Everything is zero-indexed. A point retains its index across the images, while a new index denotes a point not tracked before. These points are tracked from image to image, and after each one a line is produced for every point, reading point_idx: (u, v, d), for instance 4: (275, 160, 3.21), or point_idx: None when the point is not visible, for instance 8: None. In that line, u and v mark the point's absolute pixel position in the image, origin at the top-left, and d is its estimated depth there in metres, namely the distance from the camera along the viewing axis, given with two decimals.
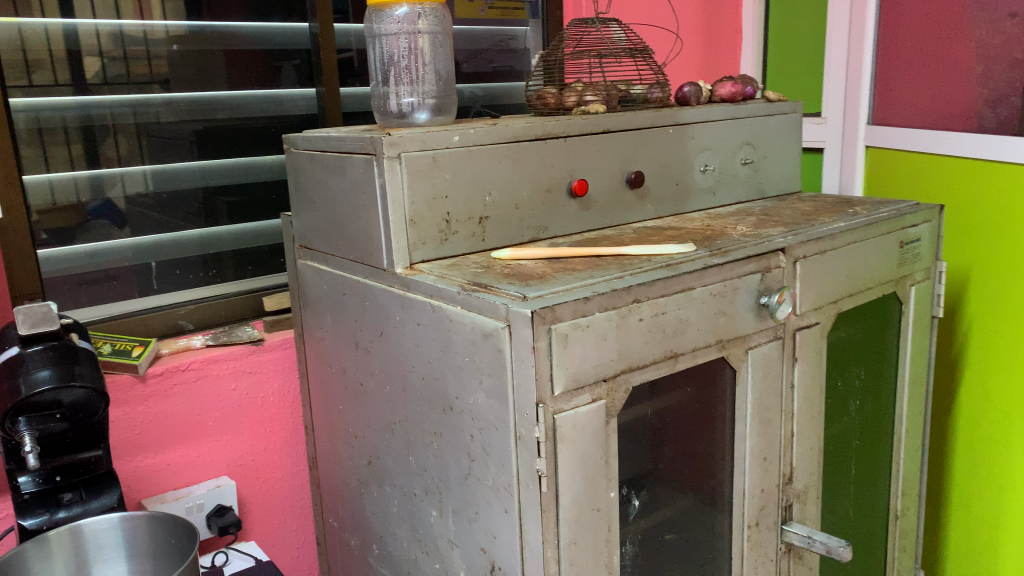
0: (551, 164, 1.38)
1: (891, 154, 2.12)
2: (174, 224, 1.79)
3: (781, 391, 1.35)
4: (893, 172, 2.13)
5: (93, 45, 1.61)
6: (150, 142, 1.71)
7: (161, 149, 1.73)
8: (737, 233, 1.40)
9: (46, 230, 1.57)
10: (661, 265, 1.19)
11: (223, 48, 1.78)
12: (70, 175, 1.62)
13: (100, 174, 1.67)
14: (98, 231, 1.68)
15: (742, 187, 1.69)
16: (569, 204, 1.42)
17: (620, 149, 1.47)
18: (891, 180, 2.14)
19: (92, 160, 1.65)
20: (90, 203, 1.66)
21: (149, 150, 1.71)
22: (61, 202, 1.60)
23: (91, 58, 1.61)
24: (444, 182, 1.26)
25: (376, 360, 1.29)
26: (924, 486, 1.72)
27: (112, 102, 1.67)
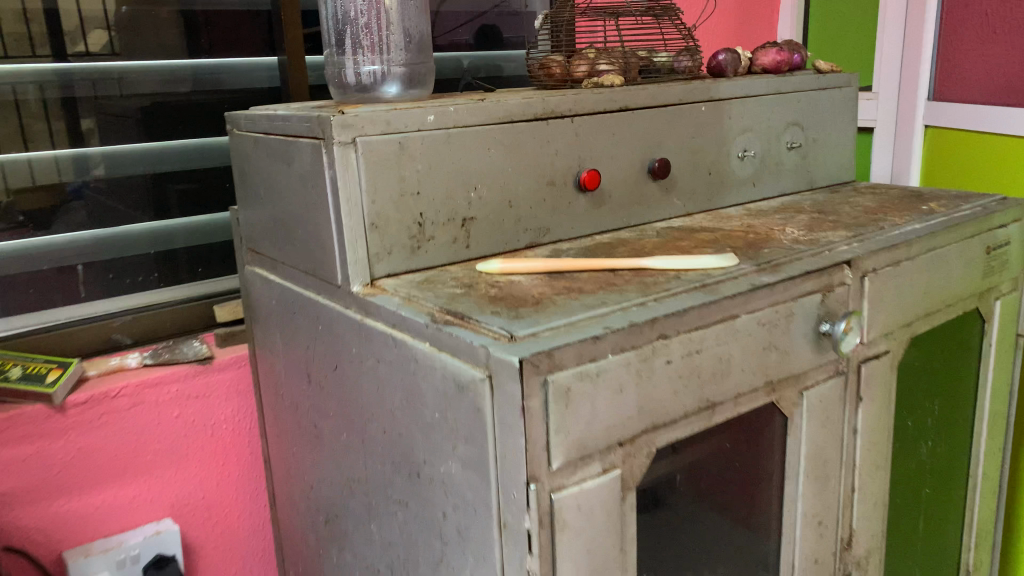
0: (556, 151, 1.10)
1: (960, 135, 1.82)
2: (122, 213, 1.46)
3: (842, 440, 1.07)
4: (963, 155, 1.83)
5: (72, 8, 1.34)
6: (98, 123, 1.41)
7: (109, 133, 1.42)
8: (789, 237, 1.11)
9: (23, 213, 1.36)
10: (695, 284, 0.91)
11: (203, 8, 1.49)
12: (51, 153, 1.37)
13: (87, 153, 1.41)
14: (70, 220, 1.40)
15: (788, 177, 1.41)
16: (577, 201, 1.14)
17: (642, 131, 1.19)
18: (957, 166, 1.84)
19: (76, 138, 1.39)
20: (72, 183, 1.40)
21: (97, 133, 1.41)
22: (42, 182, 1.37)
23: (67, 16, 1.34)
24: (417, 176, 0.99)
25: (332, 401, 1.03)
26: (1000, 533, 1.45)
27: (92, 73, 1.40)
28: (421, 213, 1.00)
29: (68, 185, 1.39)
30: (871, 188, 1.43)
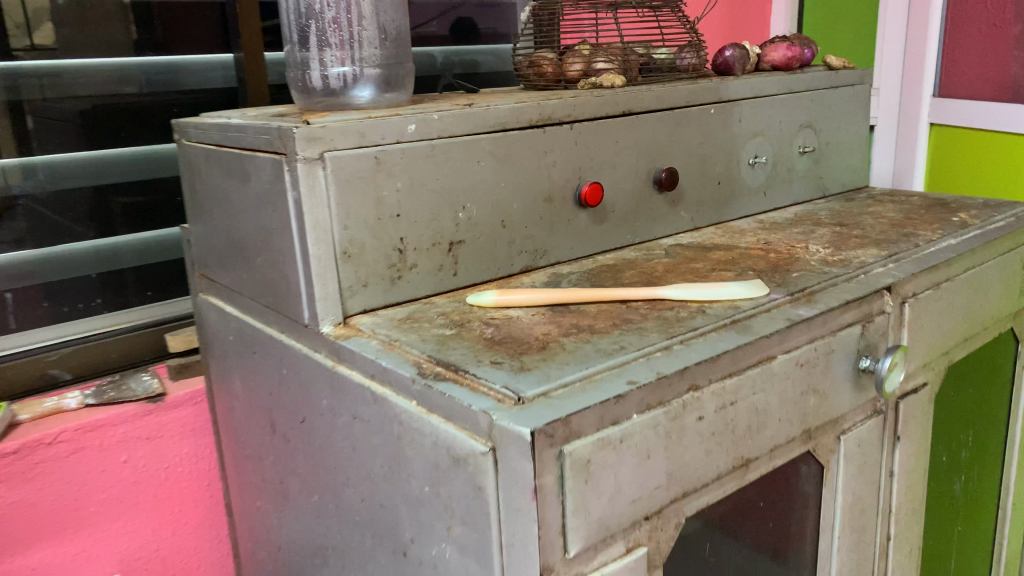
0: (554, 163, 0.97)
1: (968, 136, 1.72)
2: (66, 229, 1.31)
3: (879, 485, 0.95)
4: (973, 155, 1.72)
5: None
6: (34, 127, 1.24)
7: (50, 139, 1.25)
8: (816, 257, 0.99)
9: None
10: (722, 321, 0.79)
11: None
12: None
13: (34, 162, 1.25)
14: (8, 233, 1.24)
15: (800, 185, 1.29)
16: (577, 218, 1.01)
17: (647, 138, 1.06)
18: (968, 166, 1.73)
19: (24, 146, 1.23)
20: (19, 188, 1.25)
21: (34, 139, 1.24)
22: None
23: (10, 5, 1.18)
24: (396, 196, 0.85)
25: (301, 457, 0.89)
26: None
27: (40, 71, 1.24)
28: (401, 238, 0.86)
29: (12, 190, 1.24)
30: (888, 196, 1.31)
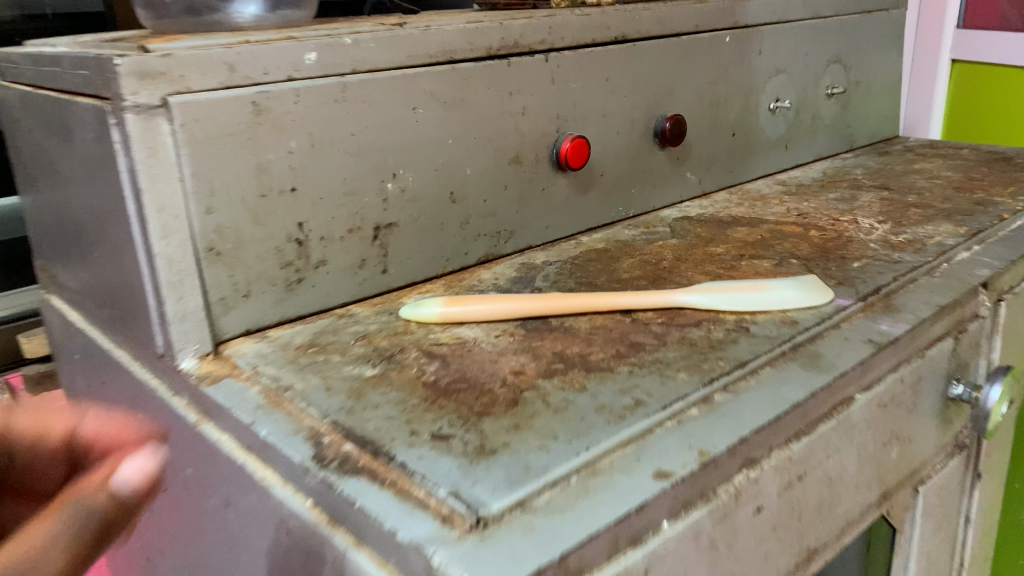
0: (522, 110, 0.70)
1: (997, 74, 1.46)
2: None
3: (954, 539, 0.72)
4: (1000, 99, 1.47)
5: None
6: None
7: None
8: (873, 237, 0.74)
9: None
10: (777, 348, 0.53)
11: None
12: None
13: None
14: None
15: (826, 136, 1.03)
16: (554, 186, 0.74)
17: (645, 76, 0.79)
18: (993, 112, 1.49)
19: None
20: None
21: None
22: None
23: None
24: (289, 161, 0.57)
25: (167, 538, 0.62)
26: None
27: None
28: (300, 223, 0.58)
29: None
30: (931, 149, 1.06)
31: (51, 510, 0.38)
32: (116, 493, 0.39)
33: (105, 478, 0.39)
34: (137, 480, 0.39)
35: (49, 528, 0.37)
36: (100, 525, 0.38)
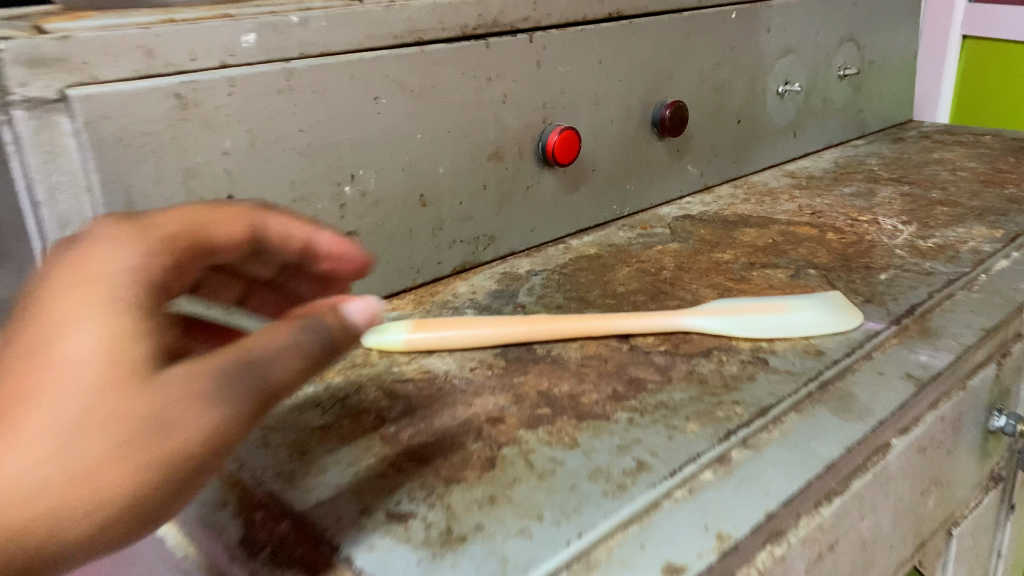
0: (502, 98, 0.61)
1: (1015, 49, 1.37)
2: None
3: None
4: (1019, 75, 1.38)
5: None
6: None
7: None
8: (899, 241, 0.66)
9: None
10: (802, 388, 0.45)
11: None
12: None
13: None
14: None
15: (836, 122, 0.94)
16: (540, 184, 0.66)
17: (643, 58, 0.70)
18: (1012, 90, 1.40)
19: None
20: None
21: None
22: None
23: None
24: (224, 164, 0.48)
25: None
26: None
27: None
28: None
29: None
30: (949, 136, 0.98)
31: (282, 321, 0.33)
32: (346, 326, 0.34)
33: (334, 304, 0.34)
34: (367, 317, 0.34)
35: (285, 334, 0.31)
36: (337, 348, 0.33)
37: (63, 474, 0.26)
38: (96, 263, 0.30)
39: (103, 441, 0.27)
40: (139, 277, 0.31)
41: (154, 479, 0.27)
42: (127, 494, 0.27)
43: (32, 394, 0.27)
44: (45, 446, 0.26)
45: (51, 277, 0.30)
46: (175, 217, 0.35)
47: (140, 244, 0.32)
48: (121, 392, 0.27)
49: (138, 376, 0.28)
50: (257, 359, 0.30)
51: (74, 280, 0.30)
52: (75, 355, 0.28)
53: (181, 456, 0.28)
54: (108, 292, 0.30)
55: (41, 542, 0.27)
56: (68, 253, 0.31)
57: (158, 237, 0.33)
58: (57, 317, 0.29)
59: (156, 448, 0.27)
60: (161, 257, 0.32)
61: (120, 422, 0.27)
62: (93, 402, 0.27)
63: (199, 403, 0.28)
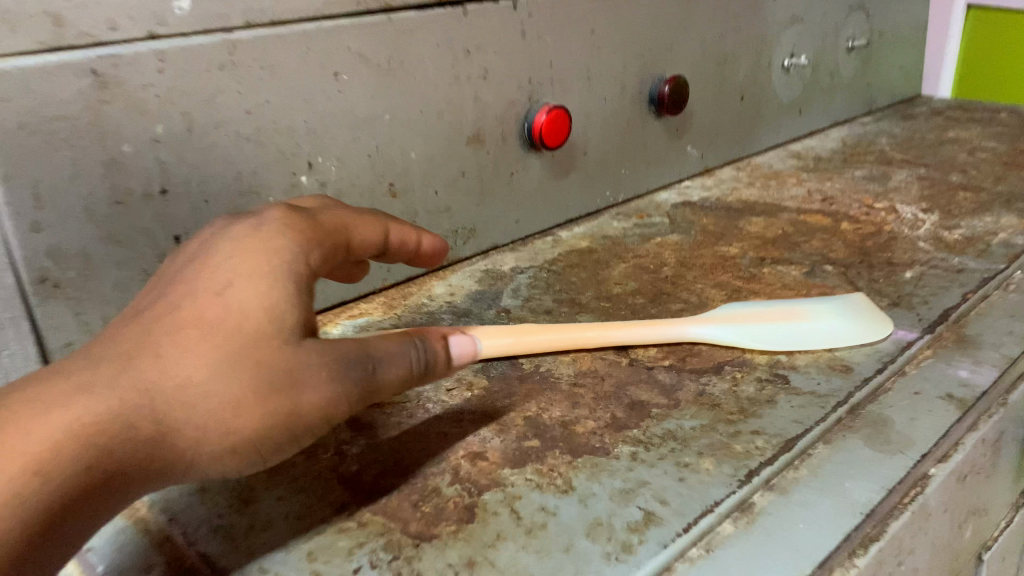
0: (482, 74, 0.54)
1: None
2: None
3: None
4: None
5: None
6: None
7: None
8: (922, 232, 0.60)
9: None
10: (830, 413, 0.39)
11: None
12: None
13: None
14: None
15: (843, 97, 0.88)
16: (525, 170, 0.59)
17: (640, 27, 0.63)
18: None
19: None
20: None
21: None
22: None
23: None
24: (156, 155, 0.40)
25: None
26: None
27: None
28: (177, 237, 0.42)
29: None
30: (962, 113, 0.92)
31: (401, 334, 0.34)
32: (449, 354, 0.35)
33: (443, 333, 0.36)
34: (468, 352, 0.36)
35: (401, 344, 0.33)
36: (432, 371, 0.34)
37: (192, 402, 0.29)
38: (261, 235, 0.33)
39: (231, 384, 0.29)
40: (302, 256, 0.33)
41: (263, 428, 0.30)
42: (239, 437, 0.29)
43: (186, 331, 0.30)
44: (184, 375, 0.29)
45: (222, 241, 0.33)
46: (328, 218, 0.36)
47: (305, 230, 0.34)
48: (261, 343, 0.30)
49: (277, 337, 0.30)
50: (370, 357, 0.32)
51: (240, 247, 0.33)
52: (232, 307, 0.30)
53: (299, 417, 0.30)
54: (272, 263, 0.32)
55: (156, 461, 0.29)
56: (246, 225, 0.34)
57: (321, 229, 0.35)
58: (219, 275, 0.31)
59: (273, 404, 0.30)
60: (320, 245, 0.34)
61: (257, 371, 0.29)
62: (233, 346, 0.29)
63: (319, 374, 0.30)
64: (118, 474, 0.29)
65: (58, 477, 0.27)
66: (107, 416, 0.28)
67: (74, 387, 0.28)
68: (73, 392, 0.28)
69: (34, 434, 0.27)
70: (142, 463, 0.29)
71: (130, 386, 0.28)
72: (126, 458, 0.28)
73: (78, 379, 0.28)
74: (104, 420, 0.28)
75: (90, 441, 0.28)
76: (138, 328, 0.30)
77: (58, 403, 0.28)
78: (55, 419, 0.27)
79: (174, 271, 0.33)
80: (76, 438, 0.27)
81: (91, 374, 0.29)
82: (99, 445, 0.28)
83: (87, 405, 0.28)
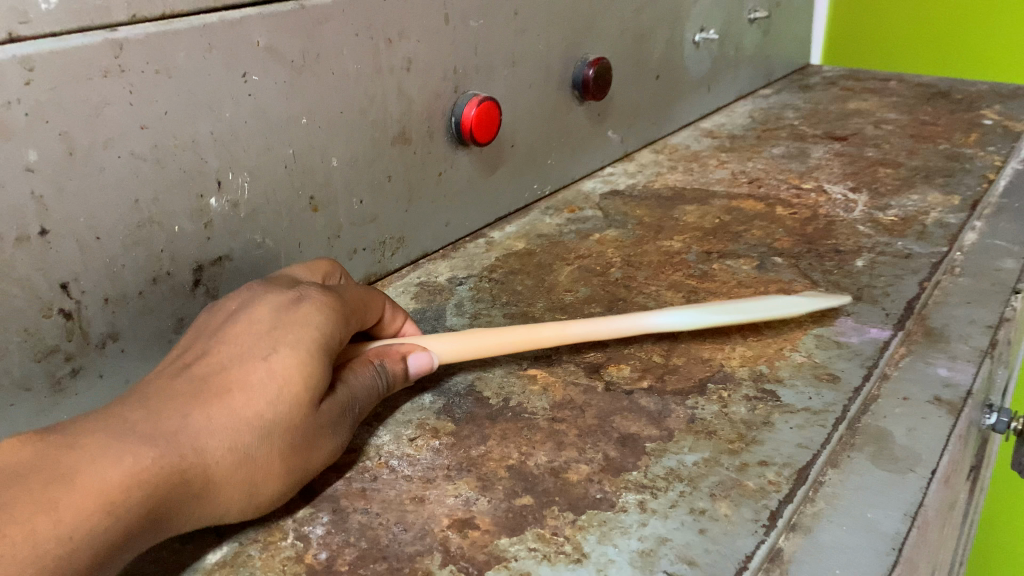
0: (406, 65, 0.47)
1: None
2: None
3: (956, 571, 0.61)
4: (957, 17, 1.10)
5: None
6: None
7: None
8: (857, 213, 0.59)
9: None
10: (833, 433, 0.36)
11: None
12: None
13: None
14: None
15: (746, 69, 0.87)
16: (453, 167, 0.53)
17: (563, 3, 0.58)
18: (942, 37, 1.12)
19: None
20: None
21: None
22: None
23: None
24: (30, 187, 0.32)
25: None
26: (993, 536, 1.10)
27: None
28: (63, 284, 0.34)
29: None
30: (855, 82, 0.93)
31: (363, 355, 0.36)
32: (407, 369, 0.37)
33: (403, 351, 0.38)
34: (426, 366, 0.37)
35: (369, 371, 0.35)
36: (391, 388, 0.36)
37: (237, 461, 0.29)
38: (301, 304, 0.34)
39: (269, 449, 0.30)
40: (337, 327, 0.34)
41: (278, 490, 0.31)
42: (257, 496, 0.30)
43: (233, 392, 0.30)
44: (231, 434, 0.29)
45: (259, 306, 0.34)
46: (352, 294, 0.37)
47: (337, 303, 0.35)
48: (300, 410, 0.31)
49: (310, 403, 0.31)
50: (357, 402, 0.34)
51: (280, 315, 0.33)
52: (281, 372, 0.31)
53: (304, 476, 0.32)
54: (311, 335, 0.32)
55: (192, 514, 0.29)
56: (285, 297, 0.34)
57: (346, 304, 0.36)
58: (264, 338, 0.32)
59: (291, 468, 0.31)
60: (347, 316, 0.35)
61: (291, 434, 0.30)
62: (280, 412, 0.30)
63: (324, 436, 0.32)
64: (160, 526, 0.28)
65: (123, 520, 0.26)
66: (168, 470, 0.27)
67: (135, 435, 0.28)
68: (136, 441, 0.27)
69: (106, 476, 0.26)
70: (182, 514, 0.28)
71: (186, 440, 0.28)
72: (171, 512, 0.28)
73: (136, 428, 0.28)
74: (167, 471, 0.27)
75: (153, 488, 0.27)
76: (181, 384, 0.30)
77: (126, 450, 0.27)
78: (125, 463, 0.26)
79: (207, 330, 0.34)
80: (142, 484, 0.27)
81: (149, 426, 0.28)
82: (157, 498, 0.27)
83: (148, 455, 0.27)
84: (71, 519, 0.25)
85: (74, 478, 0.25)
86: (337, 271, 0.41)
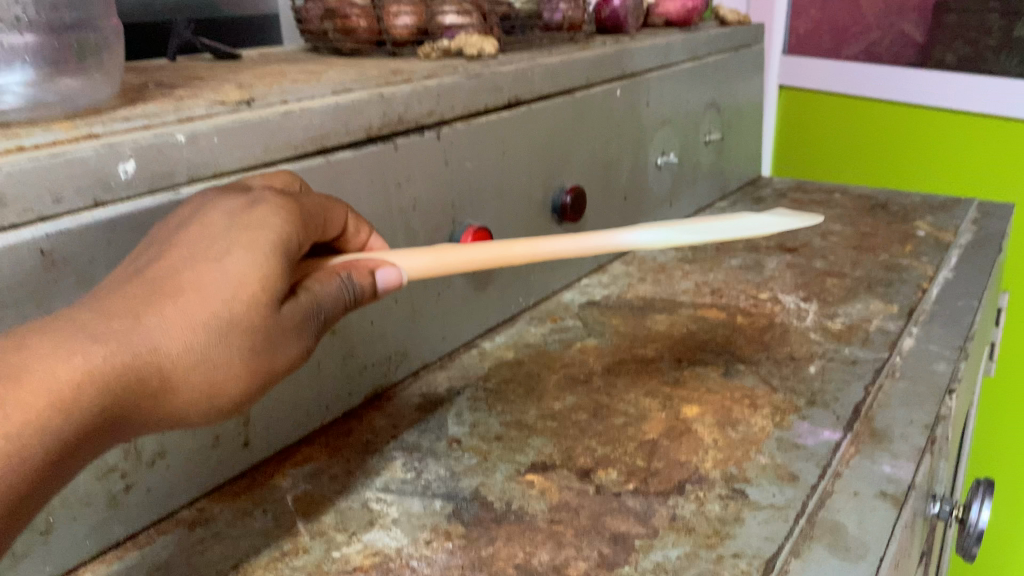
0: (411, 204, 0.54)
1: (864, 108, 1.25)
2: None
3: None
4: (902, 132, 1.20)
5: None
6: None
7: None
8: (809, 322, 0.66)
9: None
10: (794, 527, 0.42)
11: None
12: None
13: None
14: None
15: (704, 183, 0.96)
16: (450, 287, 0.59)
17: (543, 141, 0.66)
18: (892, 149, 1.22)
19: None
20: None
21: None
22: None
23: None
24: None
25: None
26: None
27: None
28: None
29: None
30: (804, 194, 1.02)
31: (330, 269, 0.38)
32: (376, 284, 0.40)
33: (372, 266, 0.40)
34: (394, 280, 0.40)
35: (335, 282, 0.37)
36: (356, 302, 0.39)
37: (192, 360, 0.31)
38: (257, 209, 0.35)
39: (225, 350, 0.32)
40: (294, 230, 0.36)
41: (235, 387, 0.33)
42: (213, 390, 0.33)
43: (187, 294, 0.32)
44: (184, 333, 0.31)
45: (214, 213, 0.35)
46: (312, 202, 0.38)
47: (294, 209, 0.37)
48: (255, 310, 0.33)
49: (267, 303, 0.33)
50: (322, 307, 0.36)
51: (234, 221, 0.35)
52: (234, 276, 0.32)
53: (265, 377, 0.34)
54: (267, 240, 0.34)
55: (147, 410, 0.31)
56: (241, 204, 0.36)
57: (304, 210, 0.37)
58: (218, 242, 0.33)
59: (249, 367, 0.33)
60: (308, 222, 0.38)
61: (246, 336, 0.32)
62: (233, 313, 0.32)
63: (285, 337, 0.34)
64: (114, 420, 0.30)
65: (73, 418, 0.28)
66: (119, 368, 0.29)
67: (87, 334, 0.29)
68: (86, 339, 0.29)
69: (54, 376, 0.28)
70: (135, 409, 0.31)
71: (141, 342, 0.30)
72: (123, 408, 0.30)
73: (89, 325, 0.30)
74: (118, 369, 0.29)
75: (103, 387, 0.29)
76: (134, 284, 0.32)
77: (77, 349, 0.29)
78: (77, 361, 0.28)
79: (161, 236, 0.35)
80: (93, 381, 0.29)
81: (101, 324, 0.30)
82: (108, 396, 0.29)
83: (100, 355, 0.29)
84: (20, 418, 0.27)
85: (23, 378, 0.27)
86: (297, 183, 0.42)
